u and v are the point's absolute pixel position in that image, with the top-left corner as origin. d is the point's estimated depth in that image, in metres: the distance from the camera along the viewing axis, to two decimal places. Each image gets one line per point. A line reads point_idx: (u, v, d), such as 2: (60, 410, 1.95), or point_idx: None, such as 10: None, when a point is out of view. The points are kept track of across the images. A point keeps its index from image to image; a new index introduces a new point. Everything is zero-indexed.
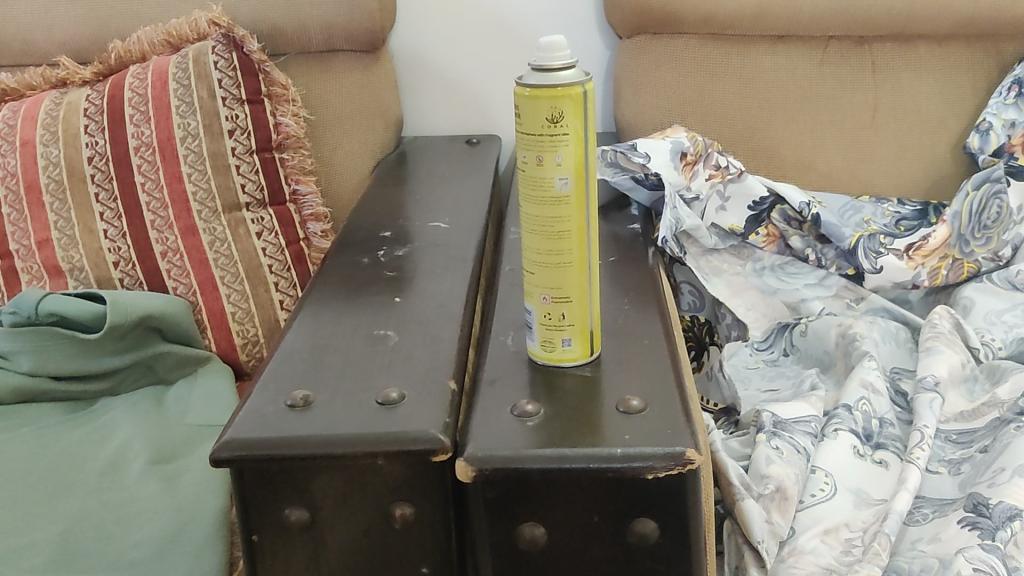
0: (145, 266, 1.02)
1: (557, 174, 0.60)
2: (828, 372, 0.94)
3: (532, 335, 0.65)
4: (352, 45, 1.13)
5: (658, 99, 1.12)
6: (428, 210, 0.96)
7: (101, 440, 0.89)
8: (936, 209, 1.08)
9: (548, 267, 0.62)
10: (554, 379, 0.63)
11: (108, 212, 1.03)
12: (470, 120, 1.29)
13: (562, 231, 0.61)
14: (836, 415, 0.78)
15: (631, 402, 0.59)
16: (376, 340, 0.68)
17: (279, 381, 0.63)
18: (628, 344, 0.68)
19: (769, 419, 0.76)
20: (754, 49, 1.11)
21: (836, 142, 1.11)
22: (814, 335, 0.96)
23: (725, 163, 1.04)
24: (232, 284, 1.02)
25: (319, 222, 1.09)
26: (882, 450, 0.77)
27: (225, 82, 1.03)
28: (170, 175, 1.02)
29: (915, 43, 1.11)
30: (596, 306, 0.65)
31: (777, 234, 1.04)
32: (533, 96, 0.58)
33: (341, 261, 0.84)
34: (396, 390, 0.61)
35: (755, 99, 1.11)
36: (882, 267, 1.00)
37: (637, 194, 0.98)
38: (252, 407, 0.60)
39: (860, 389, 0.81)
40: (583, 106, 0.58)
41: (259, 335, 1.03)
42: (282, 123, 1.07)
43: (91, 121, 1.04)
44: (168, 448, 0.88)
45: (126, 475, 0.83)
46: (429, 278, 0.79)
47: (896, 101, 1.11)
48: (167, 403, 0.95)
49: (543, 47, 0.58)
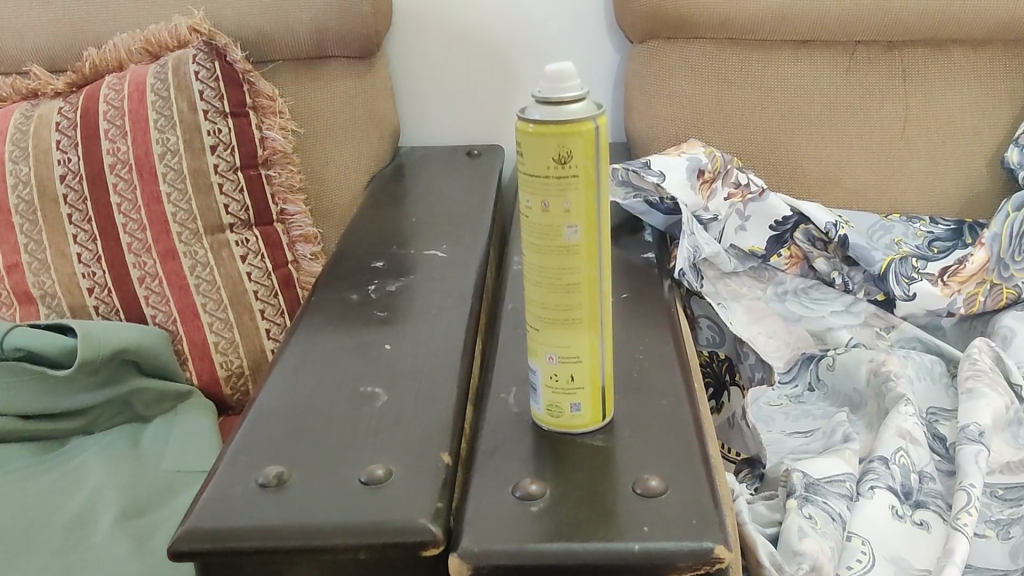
0: (122, 292, 0.95)
1: (565, 222, 0.52)
2: (859, 412, 0.86)
3: (536, 398, 0.58)
4: (343, 51, 1.05)
5: (673, 109, 1.05)
6: (425, 235, 0.89)
7: (72, 489, 0.82)
8: (971, 228, 1.00)
9: (555, 324, 0.55)
10: (562, 450, 0.56)
11: (82, 235, 0.96)
12: (471, 128, 1.22)
13: (571, 284, 0.54)
14: (872, 471, 0.71)
15: (650, 482, 0.52)
16: (362, 400, 0.61)
17: (250, 453, 0.56)
18: (645, 403, 0.60)
19: (800, 481, 0.69)
20: (776, 56, 1.03)
21: (863, 155, 1.03)
22: (841, 369, 0.88)
23: (746, 181, 0.96)
24: (214, 312, 0.95)
25: (308, 243, 1.02)
26: (922, 510, 0.70)
27: (208, 94, 0.96)
28: (148, 195, 0.95)
29: (950, 47, 1.03)
30: (608, 366, 0.57)
31: (800, 256, 0.96)
32: (538, 133, 0.50)
33: (328, 296, 0.77)
34: (382, 465, 0.54)
35: (777, 109, 1.03)
36: (915, 294, 0.93)
37: (651, 218, 0.91)
38: (219, 485, 0.53)
39: (897, 439, 0.74)
40: (595, 144, 0.51)
41: (244, 367, 0.96)
42: (269, 137, 1.00)
43: (63, 136, 0.96)
44: (142, 498, 0.81)
45: (95, 531, 0.77)
46: (423, 319, 0.72)
47: (928, 111, 1.03)
48: (143, 444, 0.89)
49: (550, 76, 0.51)
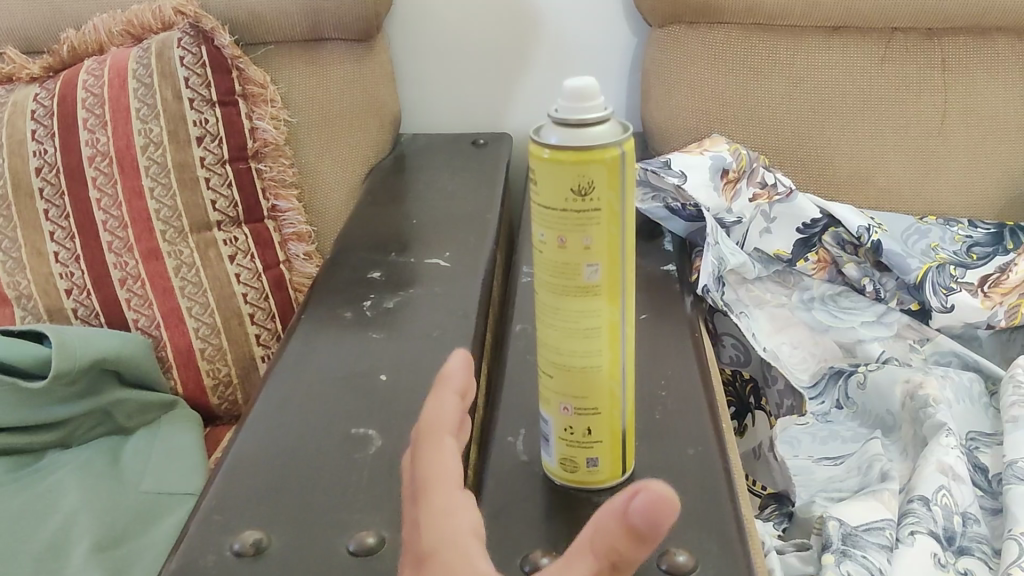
0: (101, 295, 0.88)
1: (584, 260, 0.45)
2: (891, 436, 0.80)
3: (549, 450, 0.52)
4: (340, 34, 0.98)
5: (694, 100, 0.98)
6: (427, 239, 0.82)
7: (45, 512, 0.76)
8: (1013, 232, 0.92)
9: (570, 372, 0.48)
10: (576, 511, 0.50)
11: (60, 232, 0.89)
12: (478, 113, 1.15)
13: (590, 329, 0.47)
14: (912, 513, 0.65)
15: (678, 558, 0.46)
16: (353, 445, 0.55)
17: (228, 514, 0.50)
18: (669, 454, 0.54)
19: (836, 532, 0.63)
20: (806, 42, 0.95)
21: (897, 152, 0.96)
22: (874, 390, 0.82)
23: (772, 180, 0.88)
24: (201, 317, 0.88)
25: (301, 242, 0.95)
26: (965, 557, 0.64)
27: (193, 81, 0.89)
28: (129, 190, 0.88)
29: (992, 36, 0.95)
30: (630, 415, 0.51)
31: (829, 260, 0.88)
32: (553, 161, 0.43)
33: (320, 312, 0.71)
34: (373, 532, 0.48)
35: (806, 101, 0.96)
36: (953, 305, 0.86)
37: (672, 224, 0.84)
38: (190, 555, 0.47)
39: (939, 477, 0.68)
40: (619, 172, 0.44)
41: (232, 375, 0.89)
42: (259, 128, 0.93)
43: (39, 125, 0.90)
44: (120, 524, 0.75)
45: (67, 563, 0.71)
46: (423, 342, 0.66)
47: (969, 104, 0.95)
48: (124, 460, 0.83)
49: (568, 94, 0.44)
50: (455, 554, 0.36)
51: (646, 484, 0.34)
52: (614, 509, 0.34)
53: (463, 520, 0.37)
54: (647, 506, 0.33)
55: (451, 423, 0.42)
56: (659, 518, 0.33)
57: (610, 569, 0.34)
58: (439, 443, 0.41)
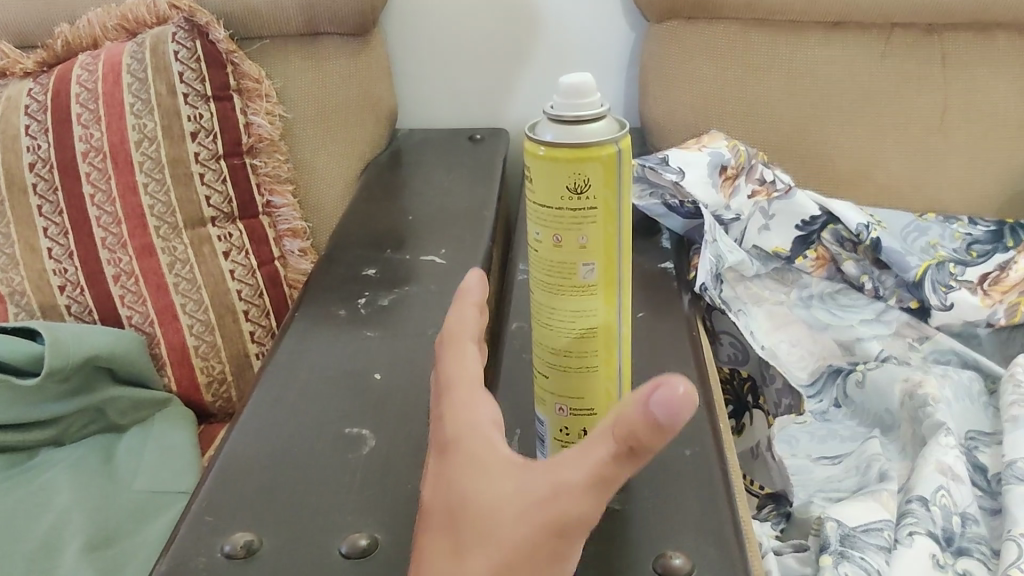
0: (95, 291, 0.88)
1: (580, 260, 0.45)
2: (890, 435, 0.79)
3: (544, 450, 0.51)
4: (336, 28, 0.98)
5: (693, 96, 0.97)
6: (423, 236, 0.82)
7: (37, 511, 0.76)
8: (1013, 230, 0.92)
9: (565, 373, 0.48)
10: None
11: (54, 228, 0.88)
12: (476, 109, 1.14)
13: (586, 329, 0.47)
14: (911, 514, 0.64)
15: (674, 561, 0.46)
16: (347, 445, 0.55)
17: (220, 515, 0.49)
18: (665, 455, 0.54)
19: (834, 533, 0.63)
20: (806, 37, 0.94)
21: (897, 148, 0.96)
22: (873, 388, 0.82)
23: (771, 178, 0.88)
24: (195, 314, 0.88)
25: (296, 238, 0.94)
26: (964, 558, 0.63)
27: (188, 76, 0.88)
28: (123, 186, 0.87)
29: (994, 32, 0.94)
30: None
31: (828, 257, 0.88)
32: (549, 158, 0.43)
33: (315, 310, 0.70)
34: (366, 534, 0.47)
35: (805, 97, 0.95)
36: (952, 303, 0.86)
37: (669, 221, 0.83)
38: (180, 557, 0.47)
39: (938, 477, 0.68)
40: (616, 171, 0.43)
41: (226, 372, 0.89)
42: (254, 123, 0.92)
43: (32, 120, 0.89)
44: (113, 523, 0.74)
45: (59, 563, 0.70)
46: (418, 340, 0.65)
47: (970, 100, 0.95)
48: (117, 458, 0.82)
49: (564, 90, 0.43)
50: (476, 441, 0.41)
51: (670, 378, 0.35)
52: (637, 399, 0.35)
53: (483, 413, 0.42)
54: (667, 399, 0.34)
55: (473, 329, 0.46)
56: (678, 410, 0.34)
57: (630, 454, 0.36)
58: (463, 346, 0.46)
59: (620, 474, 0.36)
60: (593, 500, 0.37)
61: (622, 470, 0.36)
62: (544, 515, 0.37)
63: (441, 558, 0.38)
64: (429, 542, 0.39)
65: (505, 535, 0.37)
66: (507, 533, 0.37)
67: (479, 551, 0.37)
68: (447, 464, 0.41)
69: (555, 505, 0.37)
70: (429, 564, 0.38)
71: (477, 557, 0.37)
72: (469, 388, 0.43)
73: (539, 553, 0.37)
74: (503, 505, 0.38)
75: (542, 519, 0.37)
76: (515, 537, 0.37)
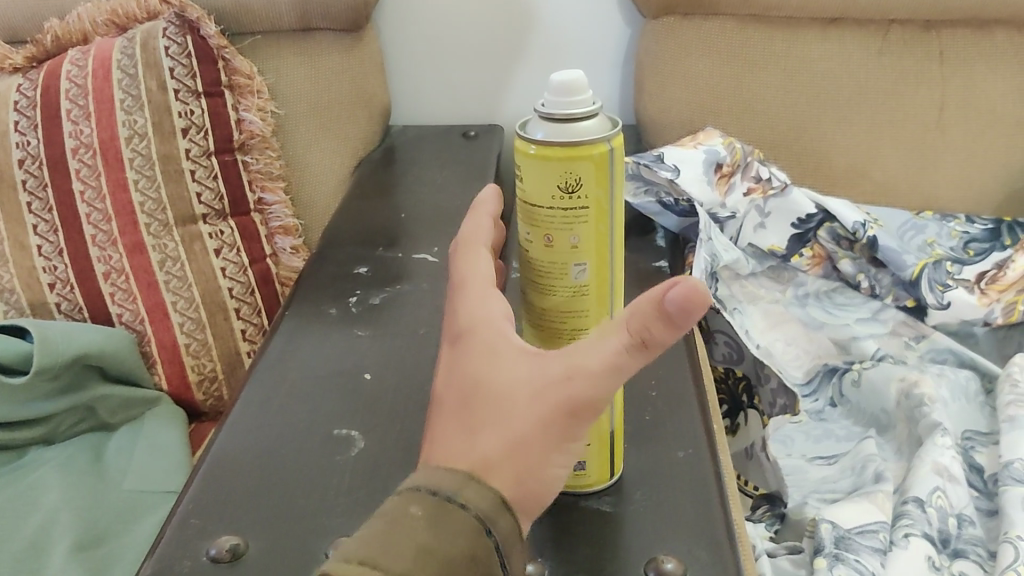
0: (85, 289, 0.87)
1: (572, 260, 0.44)
2: (886, 434, 0.79)
3: None
4: (329, 24, 0.97)
5: (688, 92, 0.97)
6: (416, 233, 0.81)
7: (25, 510, 0.75)
8: (1010, 228, 0.92)
9: None
10: (562, 516, 0.49)
11: (43, 225, 0.87)
12: (470, 106, 1.14)
13: (580, 329, 0.46)
14: (906, 515, 0.64)
15: (666, 566, 0.45)
16: (336, 446, 0.54)
17: (205, 518, 0.49)
18: (658, 457, 0.53)
19: (829, 535, 0.62)
20: (803, 34, 0.94)
21: (894, 146, 0.95)
22: (868, 388, 0.81)
23: (767, 175, 0.88)
24: (185, 312, 0.87)
25: (288, 235, 0.93)
26: (960, 560, 0.63)
27: (178, 72, 0.87)
28: (113, 182, 0.86)
29: (992, 29, 0.93)
30: (618, 416, 0.49)
31: (824, 255, 0.87)
32: (540, 157, 0.42)
33: (305, 308, 0.69)
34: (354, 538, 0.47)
35: (801, 94, 0.94)
36: (950, 302, 0.85)
37: (664, 219, 0.83)
38: (165, 561, 0.46)
39: (934, 477, 0.67)
40: (608, 169, 0.42)
41: (217, 371, 0.88)
42: (245, 120, 0.91)
43: (22, 116, 0.88)
44: (102, 523, 0.74)
45: (47, 563, 0.70)
46: (409, 339, 0.65)
47: (968, 98, 0.94)
48: (107, 457, 0.81)
49: (555, 87, 0.42)
50: (492, 333, 0.44)
51: (683, 279, 0.38)
52: (654, 295, 0.39)
53: (496, 309, 0.45)
54: (683, 297, 0.38)
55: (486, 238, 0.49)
56: (692, 308, 0.38)
57: (642, 346, 0.39)
58: (476, 252, 0.49)
59: (631, 365, 0.40)
60: (606, 383, 0.40)
61: (634, 362, 0.40)
62: (557, 394, 0.40)
63: (454, 434, 0.42)
64: (445, 419, 0.43)
65: (520, 411, 0.40)
66: (521, 415, 0.40)
67: (494, 427, 0.40)
68: (461, 355, 0.44)
69: (568, 386, 0.40)
70: (446, 438, 0.42)
71: (491, 431, 0.41)
72: (484, 289, 0.46)
73: (549, 429, 0.40)
74: (519, 388, 0.41)
75: (555, 398, 0.40)
76: (529, 418, 0.40)
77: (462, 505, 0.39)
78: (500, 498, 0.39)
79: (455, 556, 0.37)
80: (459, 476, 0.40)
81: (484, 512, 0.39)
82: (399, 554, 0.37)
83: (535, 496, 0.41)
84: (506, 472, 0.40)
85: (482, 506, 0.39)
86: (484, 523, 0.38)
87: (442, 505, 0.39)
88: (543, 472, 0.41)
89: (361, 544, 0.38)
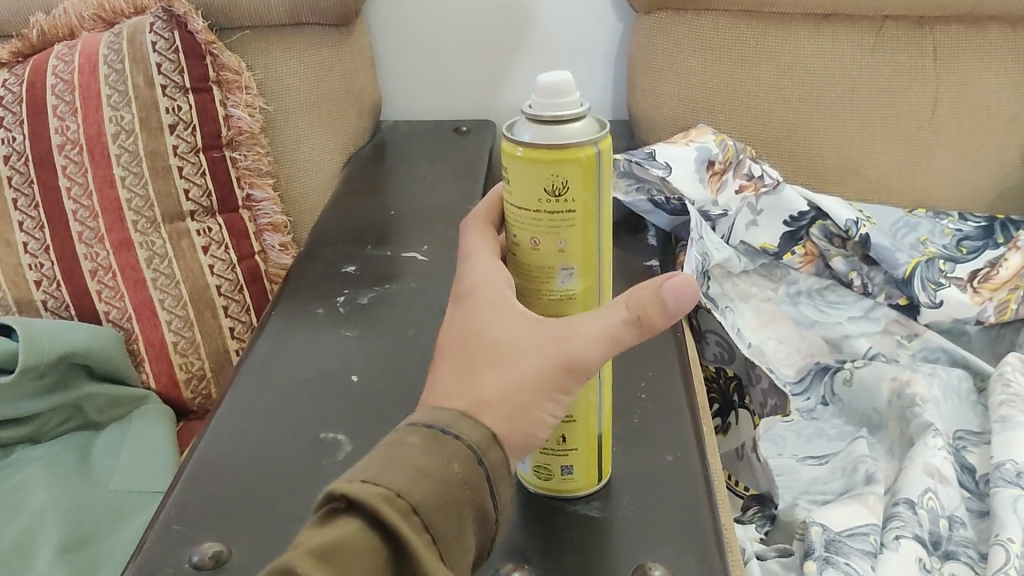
0: (72, 286, 0.86)
1: (558, 264, 0.44)
2: (877, 434, 0.79)
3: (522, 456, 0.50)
4: (319, 19, 0.96)
5: (681, 89, 0.96)
6: (405, 231, 0.81)
7: (11, 511, 0.74)
8: (1003, 227, 0.91)
9: None
10: (549, 521, 0.49)
11: (29, 222, 0.87)
12: (462, 101, 1.13)
13: None
14: (897, 517, 0.64)
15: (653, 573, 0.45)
16: (321, 450, 0.53)
17: (188, 524, 0.48)
18: (647, 460, 0.53)
19: (820, 538, 0.62)
20: (795, 30, 0.93)
21: (887, 143, 0.95)
22: (859, 387, 0.81)
23: (759, 173, 0.87)
24: (173, 310, 0.86)
25: (277, 233, 0.92)
26: (951, 563, 0.63)
27: (165, 67, 0.86)
28: (100, 179, 0.86)
29: (986, 25, 0.93)
30: (607, 418, 0.49)
31: (816, 253, 0.87)
32: (527, 160, 0.41)
33: (292, 308, 0.69)
34: None
35: (794, 90, 0.94)
36: (942, 300, 0.85)
37: (655, 217, 0.83)
38: (147, 567, 0.46)
39: (925, 479, 0.67)
40: (595, 173, 0.42)
41: (205, 369, 0.87)
42: (233, 116, 0.90)
43: (7, 112, 0.87)
44: (88, 524, 0.73)
45: (32, 564, 0.69)
46: (397, 340, 0.64)
47: (961, 95, 0.93)
48: (94, 457, 0.81)
49: (542, 89, 0.41)
50: (485, 289, 0.45)
51: (677, 275, 0.43)
52: (653, 284, 0.43)
53: (485, 273, 0.46)
54: (679, 288, 0.42)
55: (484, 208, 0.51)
56: (686, 300, 0.42)
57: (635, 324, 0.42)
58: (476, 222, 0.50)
59: (624, 340, 0.42)
60: (601, 351, 0.42)
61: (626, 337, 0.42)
62: (555, 350, 0.42)
63: (451, 374, 0.43)
64: (441, 366, 0.44)
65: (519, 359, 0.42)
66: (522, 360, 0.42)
67: (494, 370, 0.42)
68: (457, 309, 0.46)
69: (567, 342, 0.42)
70: (444, 379, 0.43)
71: (486, 375, 0.42)
72: (487, 252, 0.47)
73: (542, 376, 0.42)
74: (517, 342, 0.43)
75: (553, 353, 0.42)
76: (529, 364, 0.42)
77: (456, 435, 0.40)
78: (490, 432, 0.41)
79: (450, 479, 0.39)
80: (453, 412, 0.41)
81: (476, 443, 0.40)
82: (400, 472, 0.38)
83: (527, 435, 0.43)
84: (501, 412, 0.41)
85: (474, 437, 0.40)
86: (475, 451, 0.40)
87: (438, 434, 0.40)
88: (534, 416, 0.42)
89: (362, 468, 0.39)
